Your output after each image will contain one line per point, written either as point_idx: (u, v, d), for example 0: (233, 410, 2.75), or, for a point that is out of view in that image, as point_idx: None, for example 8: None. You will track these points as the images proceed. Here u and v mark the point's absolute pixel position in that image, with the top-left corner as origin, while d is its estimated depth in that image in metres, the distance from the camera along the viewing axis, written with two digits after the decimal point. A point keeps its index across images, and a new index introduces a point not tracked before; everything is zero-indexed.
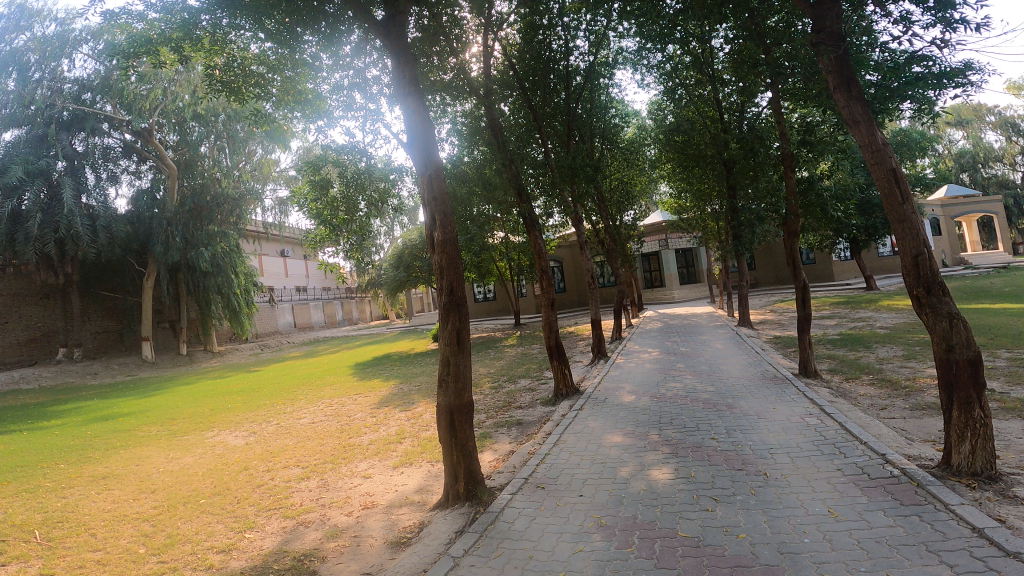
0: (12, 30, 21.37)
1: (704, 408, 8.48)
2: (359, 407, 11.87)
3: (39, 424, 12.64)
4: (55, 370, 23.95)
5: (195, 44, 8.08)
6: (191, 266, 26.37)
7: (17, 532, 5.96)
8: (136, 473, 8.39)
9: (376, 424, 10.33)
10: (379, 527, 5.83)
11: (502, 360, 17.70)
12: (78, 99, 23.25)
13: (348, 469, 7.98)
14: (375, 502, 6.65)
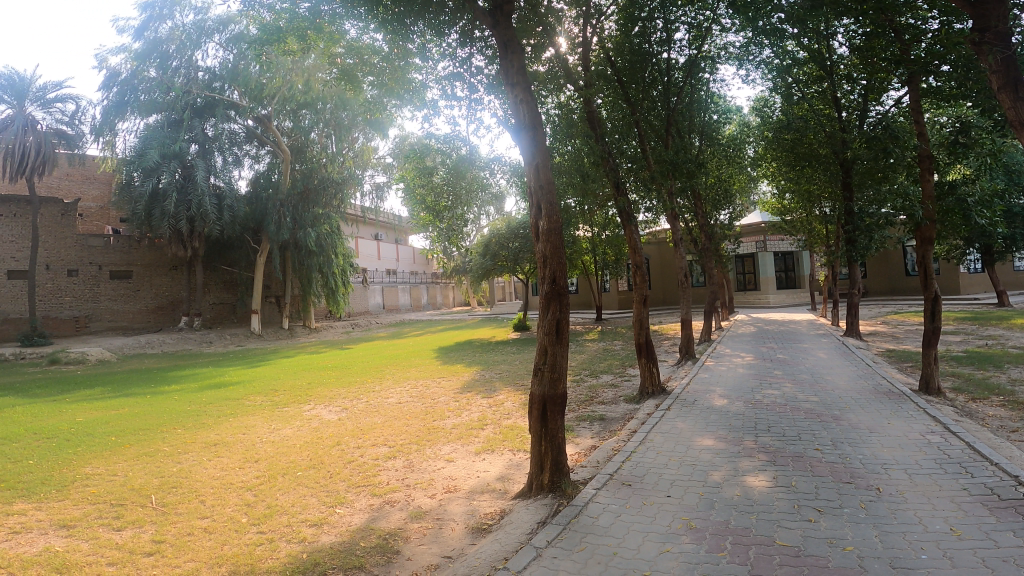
0: (156, 19, 22.81)
1: (806, 417, 8.16)
2: (443, 390, 12.18)
3: (160, 388, 13.78)
4: (178, 337, 25.98)
5: (316, 32, 8.50)
6: (298, 245, 27.98)
7: (135, 494, 6.47)
8: (242, 441, 8.97)
9: (459, 408, 10.57)
10: (461, 512, 5.98)
11: (586, 354, 17.68)
12: (209, 86, 25.21)
13: (433, 452, 8.20)
14: (457, 487, 6.81)
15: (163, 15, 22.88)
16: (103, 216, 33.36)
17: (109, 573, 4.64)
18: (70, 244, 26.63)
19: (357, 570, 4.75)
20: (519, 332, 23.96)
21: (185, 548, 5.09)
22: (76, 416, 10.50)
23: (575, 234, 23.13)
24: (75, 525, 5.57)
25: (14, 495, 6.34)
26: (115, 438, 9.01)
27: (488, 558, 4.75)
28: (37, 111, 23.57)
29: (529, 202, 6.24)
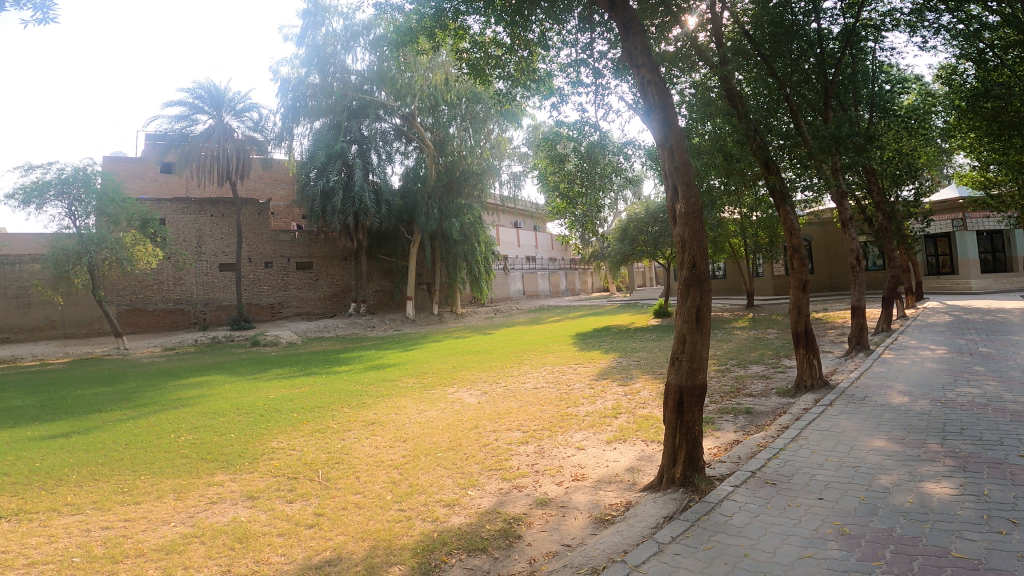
0: (312, 26, 25.31)
1: (1012, 420, 7.04)
2: (579, 376, 12.26)
3: (332, 369, 15.33)
4: (347, 322, 28.53)
5: (442, 28, 8.82)
6: (445, 235, 29.41)
7: (307, 469, 7.17)
8: (394, 421, 9.69)
9: (594, 396, 10.55)
10: (586, 502, 5.96)
11: (736, 343, 16.75)
12: (360, 88, 26.83)
13: (564, 439, 8.28)
14: (585, 475, 6.81)
15: (318, 23, 25.36)
16: (289, 214, 37.38)
17: (278, 542, 4.96)
18: (264, 239, 30.14)
19: (481, 552, 4.86)
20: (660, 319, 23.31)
21: (338, 522, 5.42)
22: (266, 394, 11.96)
23: (723, 218, 21.96)
24: (258, 497, 6.17)
25: (216, 467, 7.23)
26: (296, 415, 10.13)
27: (607, 550, 4.67)
28: (233, 121, 26.93)
29: (664, 186, 5.92)
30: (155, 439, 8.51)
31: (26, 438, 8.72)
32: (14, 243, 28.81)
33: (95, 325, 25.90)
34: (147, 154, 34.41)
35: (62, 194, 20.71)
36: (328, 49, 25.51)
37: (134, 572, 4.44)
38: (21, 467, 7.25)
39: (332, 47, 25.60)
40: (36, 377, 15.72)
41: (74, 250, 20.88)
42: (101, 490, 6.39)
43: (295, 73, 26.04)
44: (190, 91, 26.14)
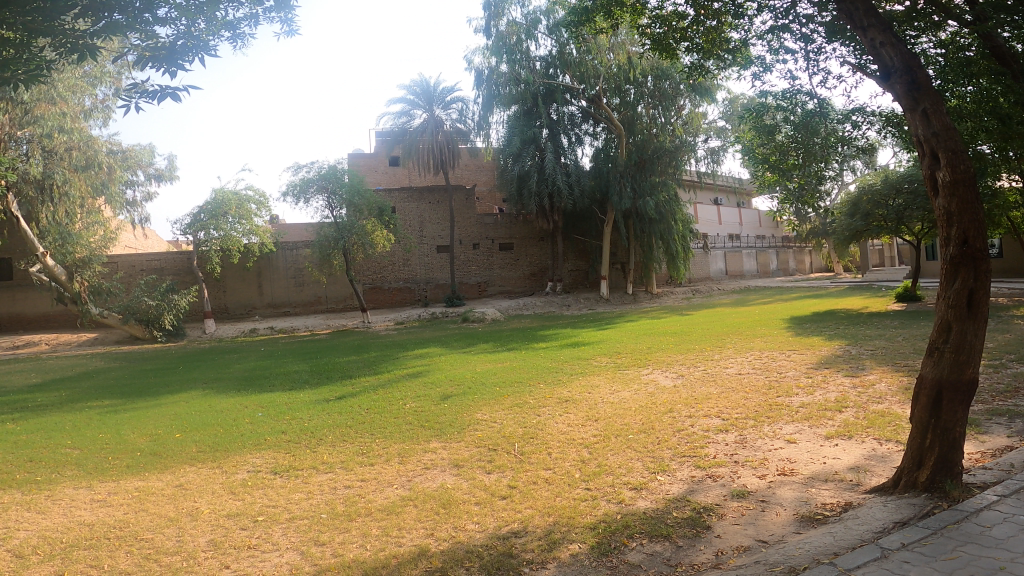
0: (494, 18, 26.32)
1: None
2: (792, 364, 11.33)
3: (530, 345, 16.07)
4: (544, 300, 29.50)
5: (619, 5, 8.84)
6: (640, 214, 28.97)
7: (504, 442, 7.62)
8: (587, 400, 9.89)
9: (811, 386, 9.69)
10: (792, 498, 5.50)
11: (1010, 335, 13.98)
12: (546, 74, 27.81)
13: (772, 430, 7.75)
14: (794, 470, 6.29)
15: (499, 14, 26.33)
16: (492, 197, 39.60)
17: (475, 511, 5.32)
18: (472, 222, 32.14)
19: (663, 539, 4.71)
20: (902, 303, 20.38)
21: (527, 496, 5.66)
22: (474, 367, 12.93)
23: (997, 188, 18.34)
24: (462, 466, 6.69)
25: (431, 434, 7.98)
26: (498, 388, 10.82)
27: (813, 550, 4.16)
28: (441, 113, 29.10)
29: (918, 154, 4.94)
30: (386, 405, 9.66)
31: (299, 400, 10.46)
32: (290, 231, 34.49)
33: (349, 302, 29.72)
34: (378, 149, 38.65)
35: (321, 188, 24.11)
36: (512, 38, 26.40)
37: (361, 529, 5.07)
38: (292, 426, 8.73)
39: (515, 36, 26.40)
40: (300, 345, 18.75)
41: (332, 236, 24.32)
42: (346, 450, 7.44)
43: (486, 64, 27.32)
44: (406, 89, 28.64)
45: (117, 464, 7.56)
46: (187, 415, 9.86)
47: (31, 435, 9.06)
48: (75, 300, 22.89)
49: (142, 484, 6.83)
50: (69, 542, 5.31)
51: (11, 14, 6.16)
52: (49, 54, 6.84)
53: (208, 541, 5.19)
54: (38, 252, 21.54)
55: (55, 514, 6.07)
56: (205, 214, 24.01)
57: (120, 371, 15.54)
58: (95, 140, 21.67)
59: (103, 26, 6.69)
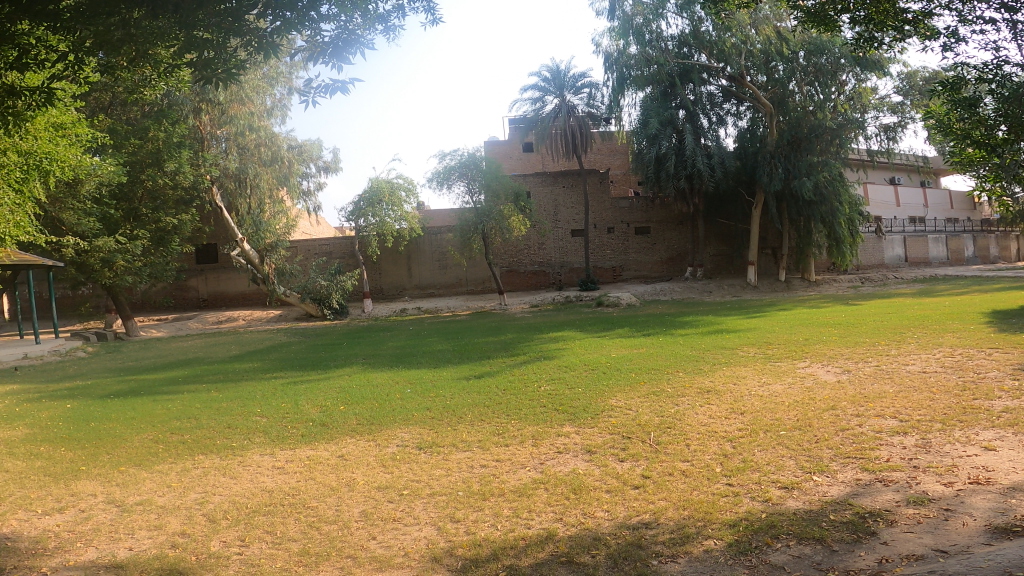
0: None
1: None
2: (992, 365, 9.87)
3: (672, 332, 15.53)
4: (683, 286, 28.39)
5: None
6: (794, 195, 26.92)
7: (639, 430, 7.38)
8: (732, 391, 9.34)
9: (1018, 389, 8.37)
10: (984, 509, 4.74)
11: None
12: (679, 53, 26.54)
13: (963, 436, 6.78)
14: (991, 480, 5.44)
15: None
16: (626, 180, 38.83)
17: (606, 498, 5.20)
18: (607, 206, 31.53)
19: (815, 542, 4.28)
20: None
21: (662, 488, 5.42)
22: (610, 352, 12.73)
23: None
24: (595, 452, 6.57)
25: (565, 418, 7.94)
26: (635, 374, 10.56)
27: (1004, 563, 3.54)
28: (572, 98, 28.78)
29: None
30: (522, 387, 9.76)
31: (443, 377, 10.92)
32: (435, 217, 36.09)
33: (487, 284, 30.59)
34: (513, 136, 39.21)
35: (462, 175, 24.97)
36: (638, 19, 25.46)
37: (494, 509, 5.15)
38: (437, 403, 9.11)
39: (642, 17, 25.45)
40: (444, 326, 19.59)
41: (471, 221, 25.28)
42: (483, 430, 7.61)
43: (615, 46, 26.36)
44: (539, 75, 28.66)
45: (293, 433, 8.34)
46: (350, 388, 10.67)
47: (227, 403, 10.28)
48: (265, 280, 25.18)
49: (311, 453, 7.47)
50: (251, 508, 5.93)
51: (205, 16, 6.33)
52: (242, 53, 7.09)
53: (360, 512, 5.55)
54: (237, 239, 24.29)
55: (243, 478, 6.82)
56: (364, 202, 25.92)
57: (295, 345, 17.26)
58: (277, 136, 24.14)
59: (281, 26, 6.63)
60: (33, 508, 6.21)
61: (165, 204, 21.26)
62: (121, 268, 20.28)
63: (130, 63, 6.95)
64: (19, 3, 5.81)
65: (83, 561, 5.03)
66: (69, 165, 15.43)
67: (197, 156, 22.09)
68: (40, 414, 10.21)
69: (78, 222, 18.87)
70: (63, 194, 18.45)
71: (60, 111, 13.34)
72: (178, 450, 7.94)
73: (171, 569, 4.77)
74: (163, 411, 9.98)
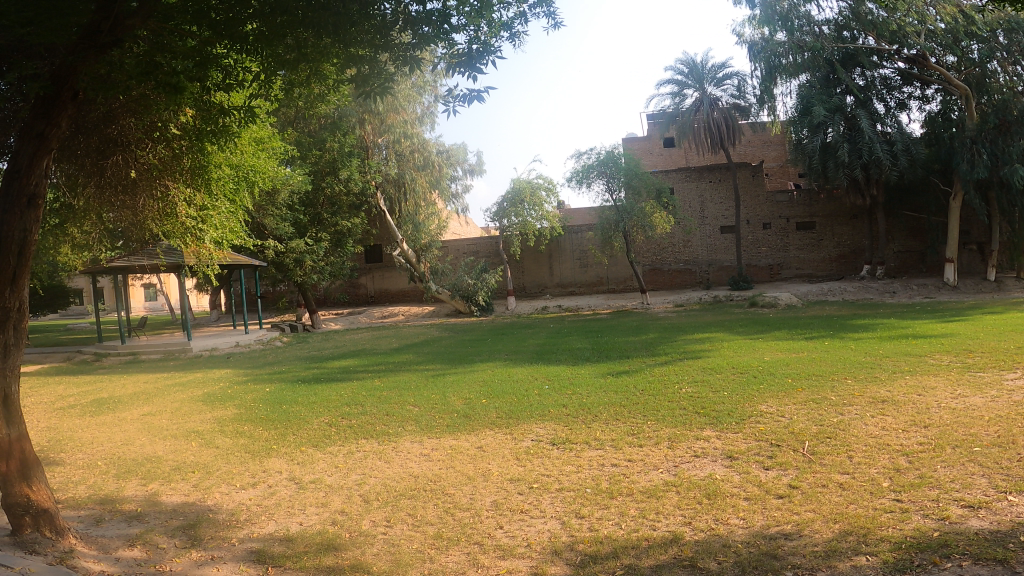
0: None
1: None
2: None
3: (841, 336, 14.07)
4: (859, 286, 25.68)
5: None
6: (1006, 184, 23.14)
7: (793, 439, 6.75)
8: (913, 403, 8.21)
9: None
10: None
11: None
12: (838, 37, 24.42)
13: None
14: None
15: None
16: (784, 173, 36.11)
17: (743, 506, 4.82)
18: (762, 201, 29.40)
19: (995, 564, 3.60)
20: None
21: (811, 499, 4.90)
22: (763, 355, 11.85)
23: None
24: (737, 458, 6.13)
25: (706, 422, 7.51)
26: (791, 380, 9.71)
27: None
28: (714, 90, 27.30)
29: None
30: (662, 388, 9.41)
31: (582, 375, 10.89)
32: (577, 215, 36.14)
33: (629, 283, 29.98)
34: (652, 131, 38.09)
35: (602, 173, 24.68)
36: (785, 5, 23.91)
37: (620, 508, 5.00)
38: (573, 400, 9.08)
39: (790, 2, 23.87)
40: (591, 325, 19.48)
41: (613, 219, 24.82)
42: (618, 429, 7.43)
43: (758, 34, 24.85)
44: (673, 69, 27.50)
45: (440, 423, 8.75)
46: (493, 382, 10.99)
47: (388, 392, 11.06)
48: (421, 279, 26.84)
49: (454, 443, 7.78)
50: (398, 492, 6.30)
51: (358, 34, 6.92)
52: (390, 67, 7.60)
53: (491, 502, 5.67)
54: (397, 240, 26.00)
55: (394, 463, 7.28)
56: (507, 202, 26.63)
57: (447, 340, 18.17)
58: (428, 142, 25.73)
59: (419, 38, 7.10)
60: (233, 482, 7.11)
61: (341, 209, 23.60)
62: (310, 268, 22.65)
63: (307, 79, 7.70)
64: (218, 30, 6.70)
65: (263, 533, 5.64)
66: (268, 176, 17.67)
67: (363, 163, 24.08)
68: (244, 395, 11.73)
69: (277, 226, 21.59)
70: (266, 202, 21.26)
71: (259, 128, 14.71)
72: (346, 434, 8.67)
73: (328, 544, 5.20)
74: (336, 397, 10.98)
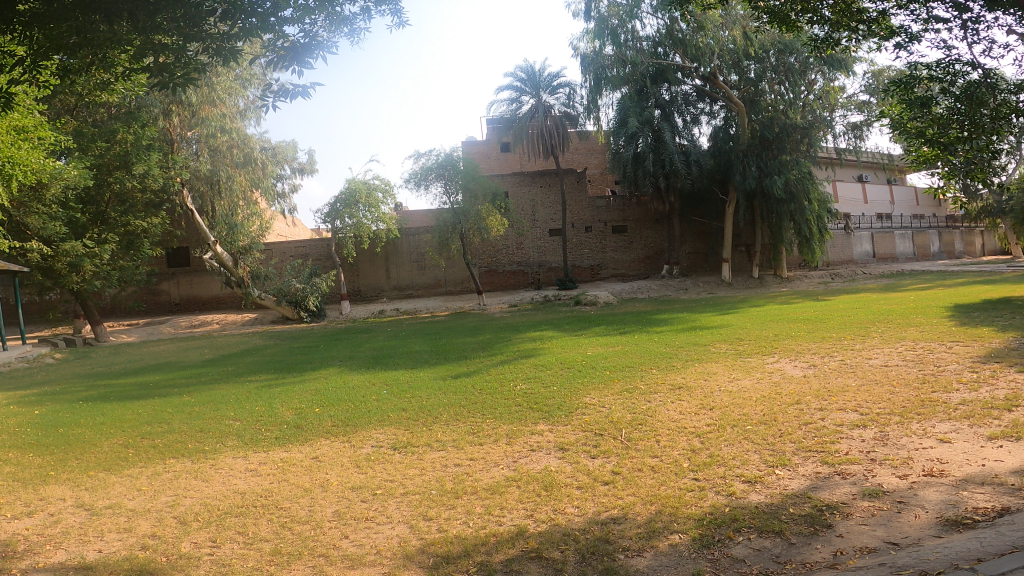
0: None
1: None
2: (952, 358, 10.32)
3: (646, 329, 15.73)
4: (659, 284, 28.69)
5: None
6: (766, 194, 27.27)
7: (611, 427, 7.48)
8: (702, 388, 9.51)
9: (975, 381, 8.72)
10: (937, 501, 4.84)
11: None
12: (654, 53, 26.85)
13: (920, 428, 6.94)
14: (945, 472, 5.52)
15: None
16: (604, 180, 38.95)
17: (575, 495, 5.30)
18: (584, 205, 31.55)
19: (775, 535, 4.37)
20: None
21: (631, 483, 5.52)
22: (585, 350, 12.86)
23: None
24: (567, 449, 6.66)
25: (538, 416, 8.03)
26: (609, 372, 10.71)
27: (951, 555, 3.59)
28: (549, 98, 28.63)
29: None
30: (498, 386, 9.86)
31: (419, 377, 10.97)
32: (413, 217, 36.00)
33: (467, 285, 30.45)
34: (489, 136, 38.96)
35: (440, 175, 24.85)
36: (614, 20, 25.65)
37: (465, 507, 5.23)
38: (412, 404, 9.15)
39: (618, 18, 25.78)
40: (423, 327, 19.60)
41: (450, 221, 25.19)
42: (458, 429, 7.68)
43: (591, 47, 26.66)
44: (512, 75, 28.34)
45: (267, 436, 8.34)
46: (325, 390, 10.66)
47: (201, 407, 10.25)
48: (240, 283, 25.02)
49: (285, 455, 7.48)
50: (223, 510, 5.93)
51: (164, 20, 6.34)
52: (202, 56, 7.05)
53: (332, 513, 5.58)
54: (209, 242, 24.03)
55: (215, 481, 6.82)
56: (341, 203, 25.75)
57: (271, 348, 17.18)
58: (250, 138, 23.85)
59: (240, 29, 6.65)
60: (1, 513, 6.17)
61: (133, 207, 20.98)
62: (89, 273, 20.00)
63: (88, 66, 6.86)
64: None
65: (52, 563, 5.02)
66: (33, 169, 14.99)
67: (166, 158, 21.83)
68: (9, 420, 10.06)
69: (43, 226, 18.34)
70: (28, 198, 18.07)
71: (22, 113, 13.06)
72: (150, 454, 7.91)
73: (140, 570, 4.77)
74: (134, 416, 9.93)
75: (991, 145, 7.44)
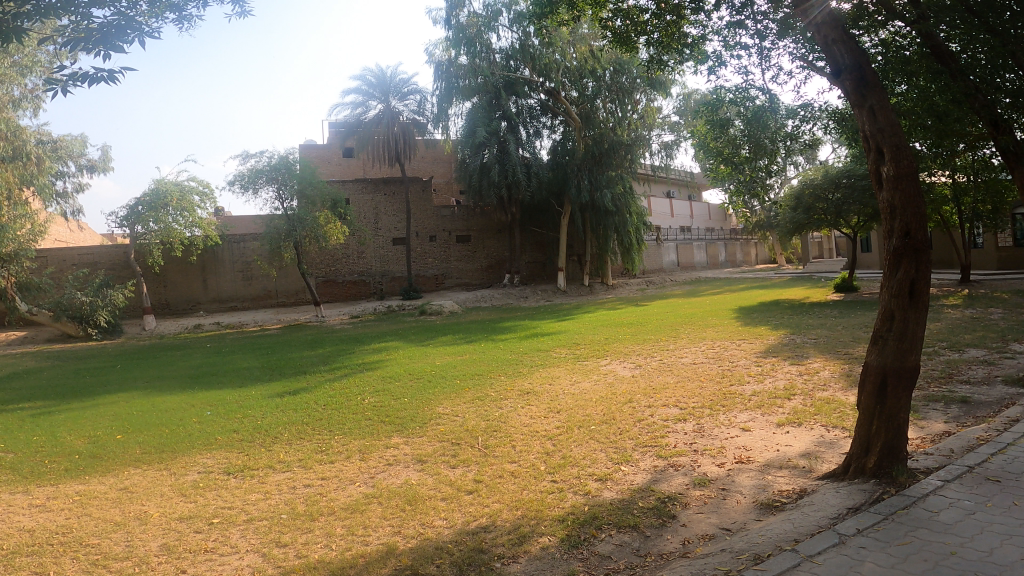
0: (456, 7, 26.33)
1: None
2: (744, 354, 11.88)
3: (487, 338, 16.06)
4: (502, 293, 29.53)
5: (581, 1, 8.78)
6: (596, 206, 29.38)
7: (467, 436, 7.56)
8: (548, 392, 9.95)
9: (763, 374, 10.12)
10: (752, 485, 5.56)
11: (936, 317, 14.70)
12: (505, 65, 27.79)
13: (727, 419, 7.88)
14: (752, 458, 6.34)
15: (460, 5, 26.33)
16: (449, 189, 39.19)
17: (441, 506, 5.29)
18: (429, 214, 31.56)
19: (630, 529, 4.72)
20: (842, 294, 21.10)
21: (494, 490, 5.63)
22: (433, 359, 12.86)
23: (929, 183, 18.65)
24: (426, 461, 6.62)
25: (391, 429, 7.87)
26: (459, 381, 10.80)
27: (775, 537, 4.14)
28: (398, 104, 28.25)
29: (863, 150, 5.06)
30: (345, 401, 9.48)
31: (253, 396, 10.18)
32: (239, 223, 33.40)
33: (301, 295, 28.96)
34: (332, 140, 37.43)
35: (272, 179, 23.29)
36: (473, 30, 26.37)
37: (325, 529, 4.99)
38: (246, 424, 8.49)
39: (475, 28, 26.38)
40: (251, 341, 18.27)
41: (284, 228, 23.62)
42: (304, 448, 7.29)
43: (445, 56, 26.96)
44: (360, 79, 27.54)
45: (55, 468, 7.23)
46: (128, 415, 9.47)
47: None
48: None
49: (82, 488, 6.55)
50: (9, 552, 5.04)
51: None
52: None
53: (160, 547, 5.00)
54: None
55: None
56: (144, 206, 23.12)
57: (56, 371, 14.81)
58: (23, 129, 20.66)
59: None
60: None
61: None
62: None
63: None
64: None
65: None
66: None
67: None
68: None
69: None
70: None
71: None
72: None
73: None
74: None
75: (766, 168, 10.44)
